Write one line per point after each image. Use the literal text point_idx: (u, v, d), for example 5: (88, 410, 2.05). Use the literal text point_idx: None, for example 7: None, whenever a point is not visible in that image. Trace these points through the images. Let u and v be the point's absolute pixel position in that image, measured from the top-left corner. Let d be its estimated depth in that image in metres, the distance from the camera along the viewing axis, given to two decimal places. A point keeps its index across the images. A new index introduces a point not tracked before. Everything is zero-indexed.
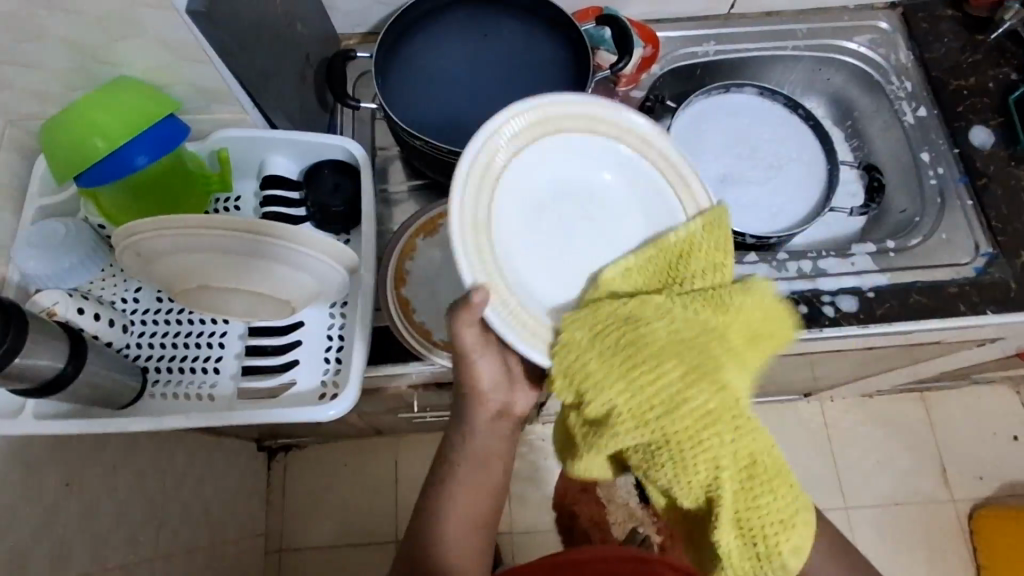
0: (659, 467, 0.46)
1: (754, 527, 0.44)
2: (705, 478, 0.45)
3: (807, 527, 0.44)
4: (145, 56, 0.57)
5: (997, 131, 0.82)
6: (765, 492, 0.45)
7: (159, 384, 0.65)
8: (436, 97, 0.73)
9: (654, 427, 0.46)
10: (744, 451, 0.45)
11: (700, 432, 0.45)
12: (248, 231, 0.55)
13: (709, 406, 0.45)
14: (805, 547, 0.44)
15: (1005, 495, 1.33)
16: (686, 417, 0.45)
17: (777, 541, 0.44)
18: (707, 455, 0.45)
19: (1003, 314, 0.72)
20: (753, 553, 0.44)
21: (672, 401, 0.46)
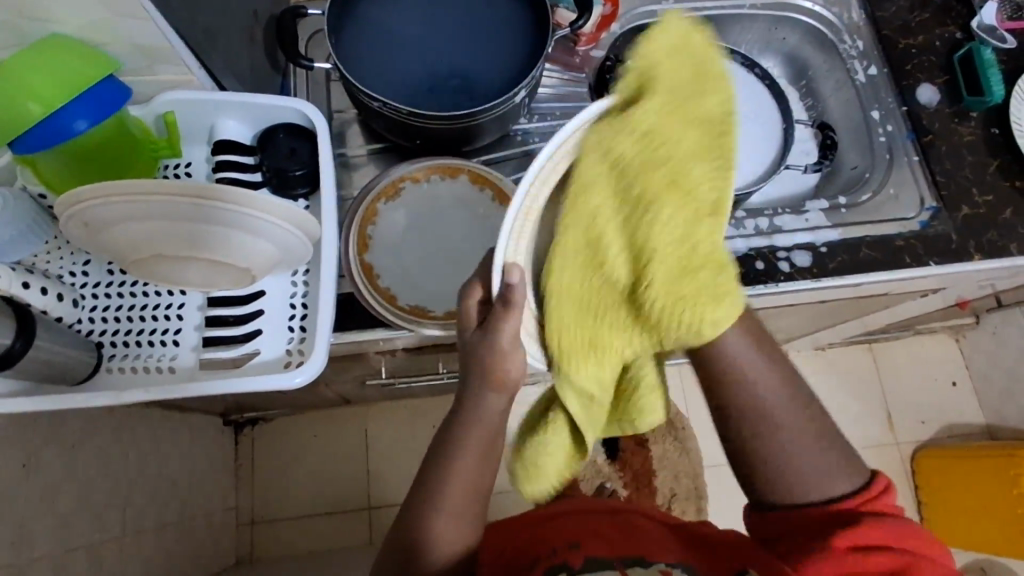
0: (618, 238, 0.50)
1: (688, 301, 0.47)
2: (668, 244, 0.48)
3: (731, 307, 0.47)
4: (78, 12, 0.53)
5: (942, 89, 0.84)
6: (713, 269, 0.48)
7: (116, 359, 0.63)
8: (394, 58, 0.71)
9: (620, 167, 0.49)
10: (685, 236, 0.48)
11: (652, 211, 0.48)
12: (200, 196, 0.53)
13: (682, 188, 0.48)
14: (728, 320, 0.48)
15: (944, 437, 1.42)
16: (690, 171, 0.48)
17: (706, 311, 0.47)
18: (696, 215, 0.48)
19: (944, 264, 0.76)
20: (675, 321, 0.48)
21: (638, 176, 0.49)
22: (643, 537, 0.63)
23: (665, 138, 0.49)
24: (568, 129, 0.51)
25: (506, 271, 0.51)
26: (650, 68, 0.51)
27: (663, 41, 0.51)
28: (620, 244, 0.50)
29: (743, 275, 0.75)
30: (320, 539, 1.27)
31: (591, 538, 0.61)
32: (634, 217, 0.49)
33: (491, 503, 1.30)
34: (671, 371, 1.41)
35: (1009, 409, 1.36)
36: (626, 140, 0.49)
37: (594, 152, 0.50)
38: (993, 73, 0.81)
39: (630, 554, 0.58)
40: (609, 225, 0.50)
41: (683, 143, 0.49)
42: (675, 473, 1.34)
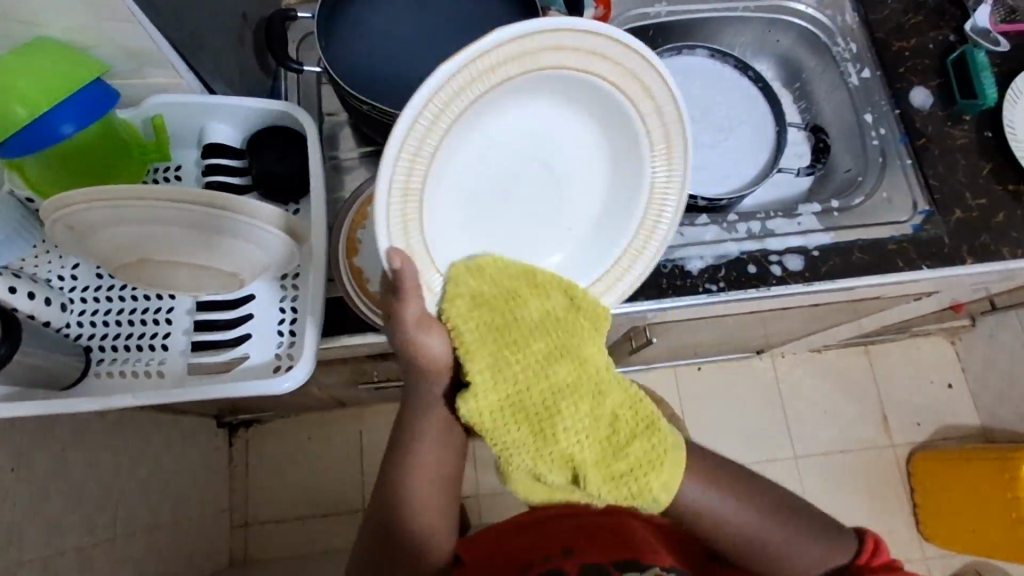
0: (539, 440, 0.48)
1: (625, 472, 0.49)
2: (589, 416, 0.50)
3: (676, 463, 0.50)
4: (64, 15, 0.52)
5: (935, 92, 0.84)
6: (641, 435, 0.50)
7: (105, 364, 0.63)
8: (384, 61, 0.71)
9: (514, 400, 0.48)
10: (601, 411, 0.50)
11: (564, 399, 0.49)
12: (187, 200, 0.53)
13: (572, 368, 0.50)
14: (672, 481, 0.51)
15: (939, 439, 1.42)
16: (562, 375, 0.50)
17: (649, 480, 0.49)
18: (596, 388, 0.51)
19: (937, 268, 0.76)
20: (632, 489, 0.49)
21: (531, 370, 0.49)
22: (639, 540, 0.62)
23: (546, 325, 0.50)
24: (415, 103, 0.44)
25: (387, 258, 0.47)
26: (476, 295, 0.50)
27: (464, 286, 0.50)
28: (557, 453, 0.48)
29: (735, 279, 0.75)
30: (314, 541, 1.27)
31: (588, 545, 0.61)
32: (550, 440, 0.48)
33: (485, 505, 1.30)
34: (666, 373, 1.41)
35: (1004, 411, 1.36)
36: (506, 328, 0.49)
37: (483, 343, 0.49)
38: (987, 76, 0.80)
39: (625, 557, 0.58)
40: (527, 420, 0.48)
41: (542, 354, 0.50)
42: None
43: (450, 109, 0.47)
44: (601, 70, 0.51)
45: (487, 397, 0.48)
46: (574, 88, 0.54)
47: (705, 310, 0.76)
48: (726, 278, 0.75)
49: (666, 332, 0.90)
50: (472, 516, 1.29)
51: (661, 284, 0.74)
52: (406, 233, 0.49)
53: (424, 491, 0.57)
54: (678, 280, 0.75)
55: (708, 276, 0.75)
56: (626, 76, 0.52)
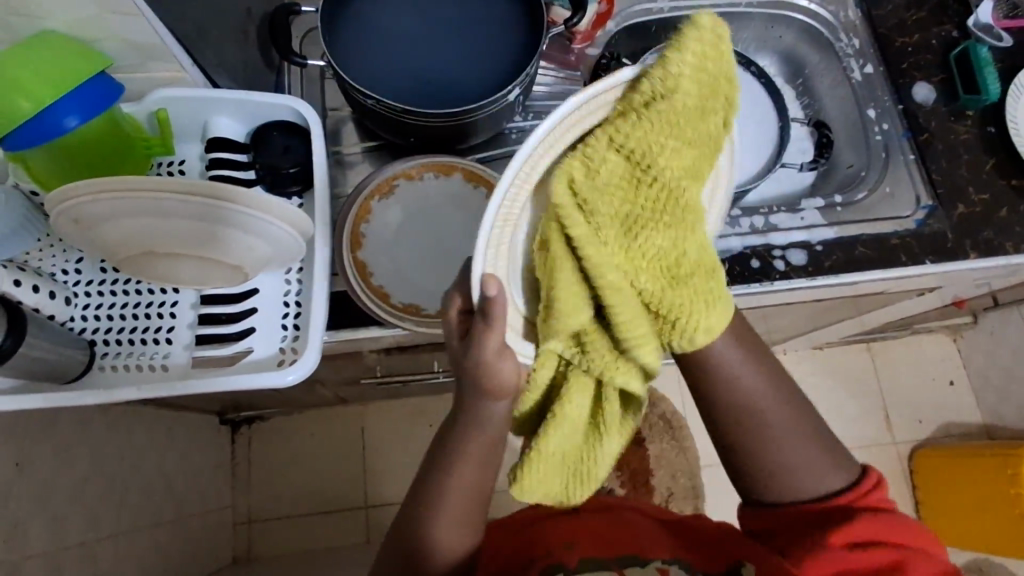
0: (627, 239, 0.46)
1: (684, 308, 0.48)
2: (676, 242, 0.47)
3: (722, 313, 0.50)
4: (69, 8, 0.53)
5: (938, 87, 0.84)
6: (702, 275, 0.49)
7: (109, 357, 0.63)
8: (386, 56, 0.71)
9: (635, 183, 0.45)
10: (688, 244, 0.48)
11: (668, 211, 0.46)
12: (194, 193, 0.53)
13: (688, 191, 0.47)
14: (712, 332, 0.50)
15: (941, 436, 1.42)
16: (686, 196, 0.47)
17: (696, 321, 0.49)
18: (689, 225, 0.48)
19: (940, 263, 0.76)
20: (668, 328, 0.50)
21: (666, 170, 0.45)
22: (635, 530, 0.64)
23: (703, 133, 0.46)
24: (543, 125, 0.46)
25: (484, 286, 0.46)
26: (669, 73, 0.44)
27: (688, 53, 0.44)
28: (624, 257, 0.46)
29: (738, 274, 0.75)
30: (317, 538, 1.27)
31: (585, 533, 0.63)
32: (630, 237, 0.46)
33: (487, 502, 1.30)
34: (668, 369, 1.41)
35: (1006, 408, 1.36)
36: (671, 116, 0.44)
37: (634, 124, 0.44)
38: (989, 72, 0.81)
39: (625, 553, 0.60)
40: (626, 216, 0.46)
41: (687, 160, 0.45)
42: (672, 471, 1.35)
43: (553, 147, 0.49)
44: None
45: (605, 165, 0.44)
46: None
47: None
48: (730, 273, 0.75)
49: None
50: None
51: None
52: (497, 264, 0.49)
53: (429, 485, 0.57)
54: None
55: None
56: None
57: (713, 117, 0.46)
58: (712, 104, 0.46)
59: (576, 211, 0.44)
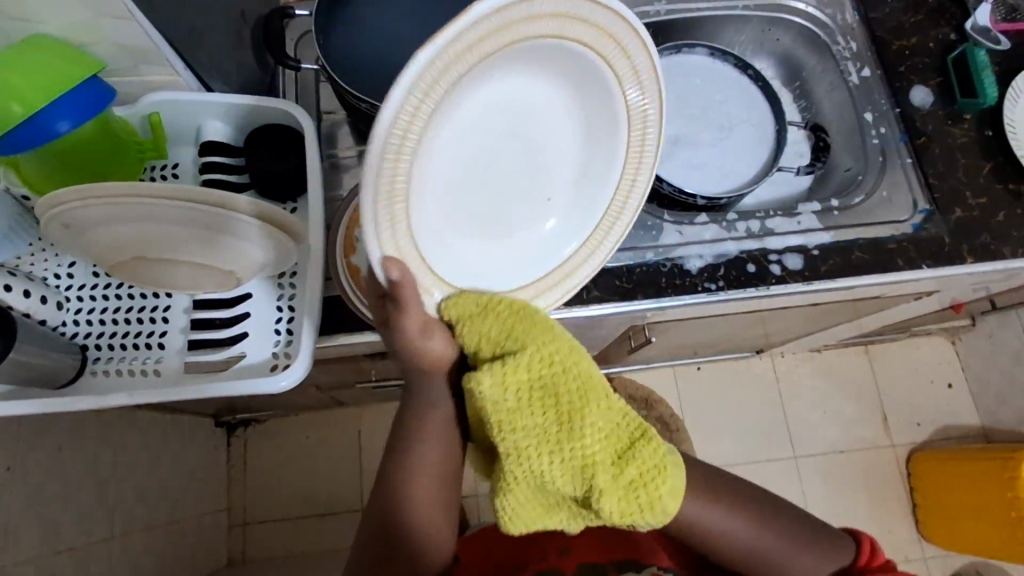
0: (546, 434, 0.47)
1: (639, 478, 0.47)
2: (602, 423, 0.48)
3: (679, 470, 0.48)
4: (60, 12, 0.52)
5: (935, 91, 0.84)
6: (645, 442, 0.48)
7: (101, 362, 0.62)
8: (381, 59, 0.70)
9: (523, 399, 0.47)
10: (611, 422, 0.48)
11: (579, 397, 0.47)
12: (185, 199, 0.53)
13: (588, 372, 0.49)
14: (680, 489, 0.48)
15: (939, 439, 1.42)
16: (582, 372, 0.48)
17: (655, 488, 0.47)
18: (606, 402, 0.48)
19: (937, 267, 0.75)
20: (634, 503, 0.47)
21: (550, 361, 0.48)
22: (637, 535, 0.64)
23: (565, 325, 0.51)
24: (399, 92, 0.39)
25: (384, 269, 0.46)
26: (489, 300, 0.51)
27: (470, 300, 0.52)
28: (558, 458, 0.47)
29: (735, 278, 0.75)
30: (312, 541, 1.27)
31: (582, 538, 0.63)
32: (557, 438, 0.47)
33: (483, 505, 1.30)
34: (666, 372, 1.41)
35: (1005, 411, 1.36)
36: (531, 321, 0.49)
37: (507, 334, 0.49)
38: (987, 75, 0.80)
39: (623, 558, 0.60)
40: (544, 416, 0.47)
41: (565, 348, 0.49)
42: None
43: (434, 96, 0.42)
44: (585, 37, 0.48)
45: (501, 378, 0.47)
46: (559, 61, 0.51)
47: (705, 310, 0.76)
48: (726, 277, 0.74)
49: (666, 331, 0.90)
50: (470, 517, 1.29)
51: (660, 283, 0.74)
52: (401, 244, 0.47)
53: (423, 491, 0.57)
54: (677, 280, 0.74)
55: (708, 275, 0.74)
56: (608, 44, 0.50)
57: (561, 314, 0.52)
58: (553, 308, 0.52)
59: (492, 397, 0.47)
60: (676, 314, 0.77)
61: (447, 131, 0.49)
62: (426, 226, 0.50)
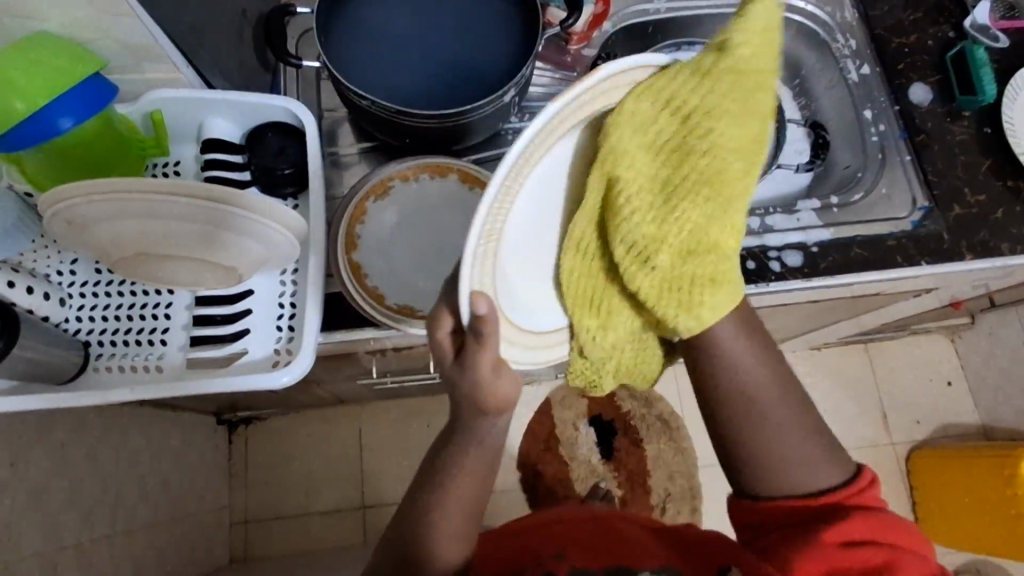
0: (647, 194, 0.48)
1: (689, 278, 0.49)
2: (689, 218, 0.48)
3: (730, 295, 0.50)
4: (63, 10, 0.52)
5: (934, 88, 0.84)
6: (719, 255, 0.49)
7: (104, 359, 0.63)
8: (382, 57, 0.71)
9: (645, 149, 0.48)
10: (708, 221, 0.48)
11: (696, 181, 0.47)
12: (187, 194, 0.53)
13: (729, 157, 0.47)
14: (721, 310, 0.50)
15: (939, 437, 1.42)
16: (720, 158, 0.47)
17: (701, 294, 0.49)
18: (721, 196, 0.48)
19: (937, 264, 0.76)
20: (674, 301, 0.49)
21: (694, 121, 0.47)
22: (630, 546, 0.63)
23: (745, 92, 0.48)
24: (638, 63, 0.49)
25: (472, 304, 0.42)
26: (721, 50, 0.48)
27: (754, 17, 0.48)
28: (644, 225, 0.47)
29: None
30: (313, 539, 1.27)
31: (579, 548, 0.62)
32: (656, 203, 0.48)
33: None
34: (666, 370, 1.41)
35: (1004, 409, 1.36)
36: (716, 88, 0.47)
37: (673, 91, 0.48)
38: (986, 72, 0.80)
39: (618, 564, 0.59)
40: (655, 171, 0.48)
41: (731, 122, 0.47)
42: (669, 472, 1.35)
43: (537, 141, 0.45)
44: None
45: (631, 123, 0.47)
46: None
47: None
48: None
49: None
50: None
51: None
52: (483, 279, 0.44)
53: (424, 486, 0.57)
54: None
55: None
56: None
57: (750, 85, 0.48)
58: (755, 65, 0.48)
59: (622, 126, 0.47)
60: None
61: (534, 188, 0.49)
62: (507, 281, 0.49)
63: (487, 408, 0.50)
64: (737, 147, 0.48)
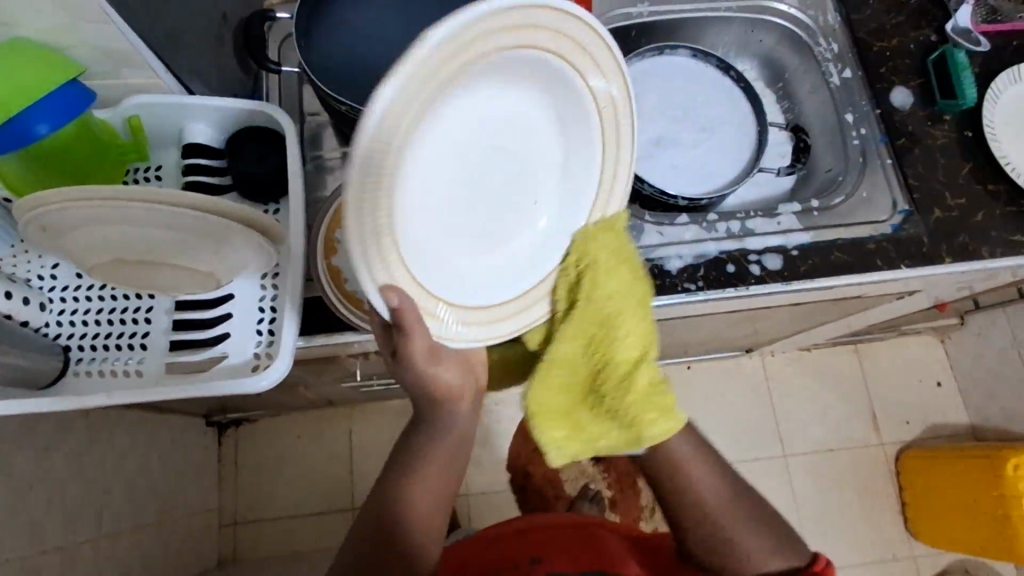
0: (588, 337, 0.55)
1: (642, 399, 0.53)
2: (622, 346, 0.55)
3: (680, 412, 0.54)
4: (38, 16, 0.53)
5: (915, 92, 0.84)
6: (655, 372, 0.55)
7: (84, 363, 0.63)
8: (362, 61, 0.71)
9: (608, 296, 0.56)
10: (637, 343, 0.56)
11: (617, 319, 0.55)
12: (161, 202, 0.53)
13: (634, 296, 0.57)
14: (676, 422, 0.53)
15: (928, 438, 1.43)
16: (626, 298, 0.56)
17: (655, 417, 0.53)
18: (638, 333, 0.56)
19: (917, 267, 0.76)
20: (633, 424, 0.53)
21: (606, 281, 0.56)
22: (602, 548, 0.64)
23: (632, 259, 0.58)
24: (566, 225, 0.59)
25: (384, 299, 0.43)
26: (599, 244, 0.58)
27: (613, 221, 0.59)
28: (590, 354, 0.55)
29: (714, 279, 0.75)
30: (303, 541, 1.27)
31: (556, 552, 0.63)
32: (596, 332, 0.55)
33: (473, 505, 1.31)
34: None
35: (992, 409, 1.37)
36: (618, 249, 0.58)
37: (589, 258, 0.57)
38: (966, 76, 0.80)
39: (593, 568, 0.60)
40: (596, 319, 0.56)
41: (625, 275, 0.57)
42: None
43: (414, 97, 0.40)
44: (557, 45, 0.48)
45: (567, 288, 0.58)
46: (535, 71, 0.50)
47: (686, 310, 0.76)
48: (706, 278, 0.75)
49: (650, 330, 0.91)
50: (461, 516, 1.30)
51: None
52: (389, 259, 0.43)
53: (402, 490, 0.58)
54: (657, 280, 0.75)
55: (688, 275, 0.75)
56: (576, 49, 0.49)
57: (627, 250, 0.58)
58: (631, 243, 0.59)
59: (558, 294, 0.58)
60: (658, 313, 0.78)
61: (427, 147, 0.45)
62: (419, 254, 0.47)
63: (429, 393, 0.56)
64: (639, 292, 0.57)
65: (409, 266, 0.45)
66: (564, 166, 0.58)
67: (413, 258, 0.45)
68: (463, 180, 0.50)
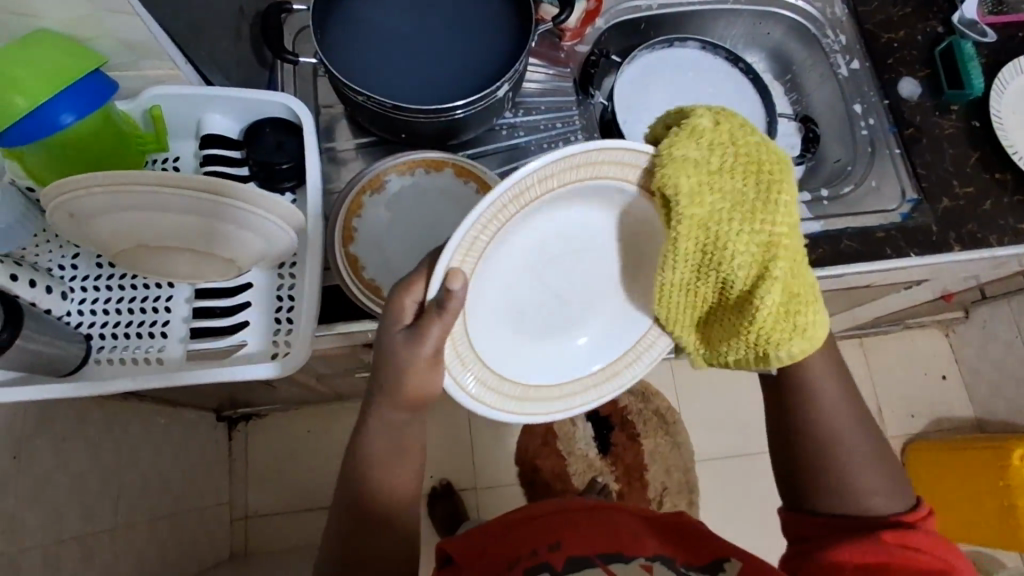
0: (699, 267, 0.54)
1: (771, 323, 0.52)
2: (743, 274, 0.52)
3: (813, 328, 0.51)
4: (63, 7, 0.53)
5: (923, 83, 0.85)
6: (787, 289, 0.51)
7: (105, 351, 0.64)
8: (378, 54, 0.72)
9: (704, 219, 0.51)
10: (758, 265, 0.52)
11: (730, 243, 0.51)
12: (188, 187, 0.55)
13: (742, 215, 0.51)
14: (815, 337, 0.52)
15: (934, 431, 1.43)
16: (735, 221, 0.51)
17: (780, 344, 0.52)
18: (756, 254, 0.52)
19: (927, 255, 0.77)
20: (753, 349, 0.53)
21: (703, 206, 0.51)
22: (619, 532, 0.65)
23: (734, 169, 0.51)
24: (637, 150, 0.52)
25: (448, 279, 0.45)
26: (694, 153, 0.51)
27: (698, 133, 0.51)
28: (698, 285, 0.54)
29: None
30: (313, 534, 1.28)
31: (572, 535, 0.63)
32: (704, 256, 0.53)
33: (482, 498, 1.31)
34: (663, 365, 1.42)
35: (997, 402, 1.38)
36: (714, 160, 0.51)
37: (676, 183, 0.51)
38: (973, 67, 0.82)
39: (609, 550, 0.61)
40: (703, 244, 0.52)
41: (727, 192, 0.51)
42: (666, 466, 1.36)
43: (497, 221, 0.49)
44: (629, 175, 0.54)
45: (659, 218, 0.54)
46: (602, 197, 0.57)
47: None
48: None
49: None
50: (469, 509, 1.30)
51: None
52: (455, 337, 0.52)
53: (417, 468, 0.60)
54: None
55: None
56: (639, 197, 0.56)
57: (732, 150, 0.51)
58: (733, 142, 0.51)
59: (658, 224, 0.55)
60: None
61: (502, 258, 0.56)
62: (475, 324, 0.55)
63: None
64: (752, 201, 0.51)
65: (465, 361, 0.53)
66: (610, 283, 0.63)
67: (466, 349, 0.53)
68: (518, 313, 0.60)
